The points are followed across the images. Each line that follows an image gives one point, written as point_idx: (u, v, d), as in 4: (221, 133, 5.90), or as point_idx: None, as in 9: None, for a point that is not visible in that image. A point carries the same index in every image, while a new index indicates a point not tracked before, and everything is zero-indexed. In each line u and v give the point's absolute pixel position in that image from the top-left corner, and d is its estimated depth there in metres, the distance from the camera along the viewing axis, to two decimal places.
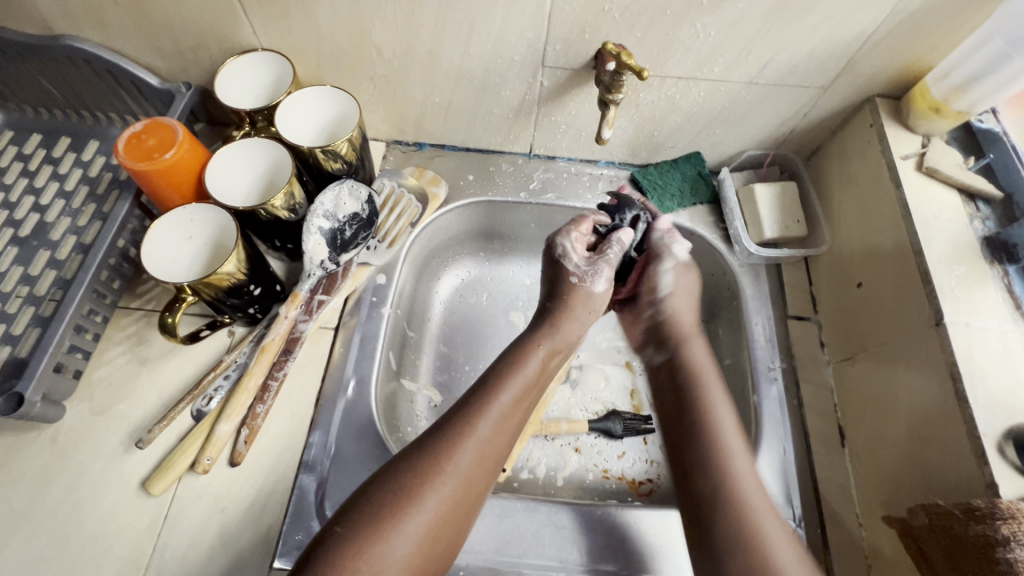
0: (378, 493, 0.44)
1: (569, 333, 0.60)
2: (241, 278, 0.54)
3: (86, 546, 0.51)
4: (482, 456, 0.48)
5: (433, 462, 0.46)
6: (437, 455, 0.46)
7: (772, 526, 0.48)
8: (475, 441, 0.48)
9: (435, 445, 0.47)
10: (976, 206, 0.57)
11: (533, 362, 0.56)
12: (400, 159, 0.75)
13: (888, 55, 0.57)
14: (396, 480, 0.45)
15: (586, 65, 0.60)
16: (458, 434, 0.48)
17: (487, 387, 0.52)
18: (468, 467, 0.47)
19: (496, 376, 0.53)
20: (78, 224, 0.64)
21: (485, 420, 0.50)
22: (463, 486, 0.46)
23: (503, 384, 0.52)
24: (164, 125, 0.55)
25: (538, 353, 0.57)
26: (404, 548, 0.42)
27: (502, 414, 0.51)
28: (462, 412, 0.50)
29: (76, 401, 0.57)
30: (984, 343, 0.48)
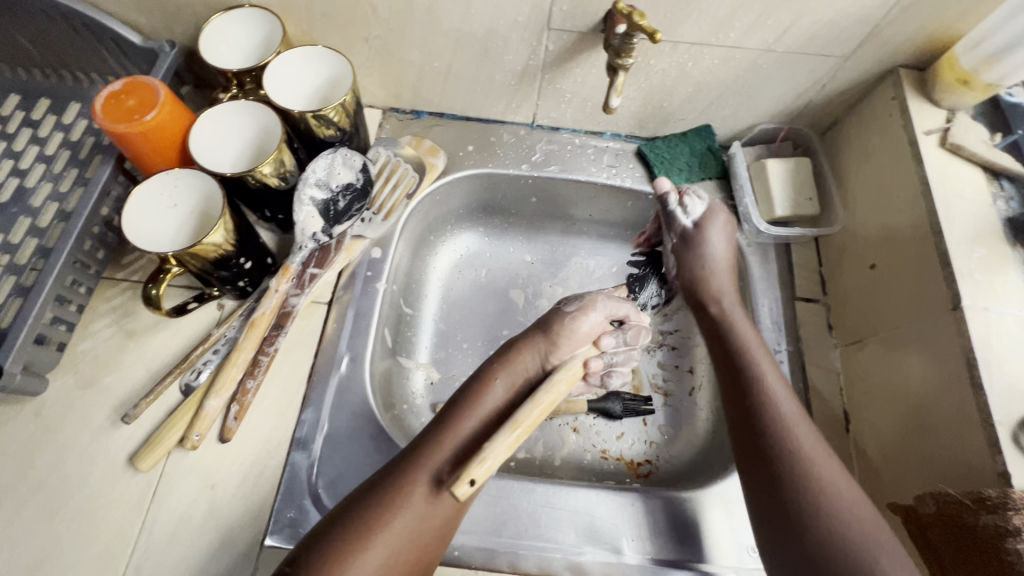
0: (327, 545, 0.43)
1: (527, 361, 0.55)
2: (229, 249, 0.52)
3: (74, 520, 0.50)
4: (439, 501, 0.47)
5: (383, 508, 0.45)
6: (390, 501, 0.45)
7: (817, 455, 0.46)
8: (430, 484, 0.47)
9: (394, 486, 0.46)
10: (1000, 185, 0.54)
11: (495, 395, 0.52)
12: (397, 127, 0.71)
13: (915, 23, 0.53)
14: (347, 527, 0.44)
15: (594, 28, 0.56)
16: (417, 472, 0.47)
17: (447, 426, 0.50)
18: (426, 504, 0.46)
19: (453, 413, 0.51)
20: (60, 190, 0.61)
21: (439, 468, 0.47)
22: (417, 530, 0.45)
23: (460, 424, 0.50)
24: (144, 85, 0.52)
25: (496, 389, 0.52)
26: None
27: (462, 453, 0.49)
28: (415, 458, 0.48)
29: (61, 373, 0.55)
30: (1003, 327, 0.46)
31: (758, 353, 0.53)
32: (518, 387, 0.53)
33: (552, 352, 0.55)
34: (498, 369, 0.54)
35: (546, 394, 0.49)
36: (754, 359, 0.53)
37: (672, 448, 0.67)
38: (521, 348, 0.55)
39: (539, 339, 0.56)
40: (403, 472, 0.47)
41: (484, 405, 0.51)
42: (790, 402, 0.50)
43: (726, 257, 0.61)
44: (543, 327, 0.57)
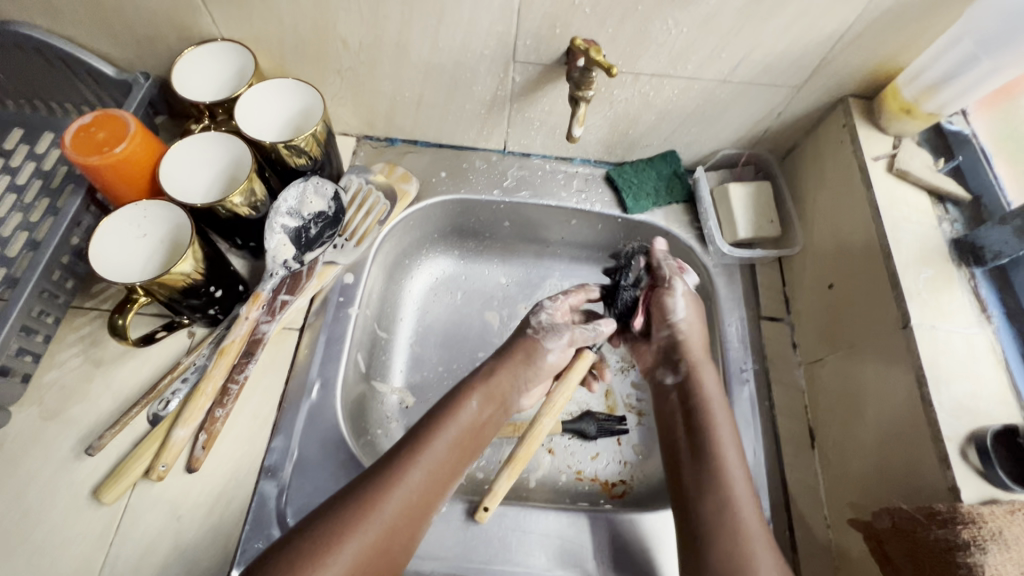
0: (304, 539, 0.43)
1: (503, 381, 0.58)
2: (198, 279, 0.52)
3: (33, 557, 0.49)
4: (410, 510, 0.47)
5: (354, 515, 0.45)
6: (360, 510, 0.45)
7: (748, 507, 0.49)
8: (406, 488, 0.48)
9: (373, 484, 0.47)
10: (945, 208, 0.57)
11: (472, 408, 0.55)
12: (371, 154, 0.73)
13: (859, 56, 0.56)
14: (314, 535, 0.43)
15: (557, 61, 0.59)
16: (394, 474, 0.48)
17: (417, 438, 0.51)
18: (398, 512, 0.46)
19: (429, 423, 0.53)
20: (30, 220, 0.61)
21: (416, 471, 0.49)
22: (387, 538, 0.45)
23: (436, 433, 0.52)
24: (115, 117, 0.52)
25: (470, 407, 0.55)
26: None
27: (433, 466, 0.50)
28: (393, 460, 0.49)
29: (25, 405, 0.54)
30: (950, 345, 0.48)
31: (718, 409, 0.55)
32: (490, 408, 0.56)
33: (528, 378, 0.59)
34: (476, 381, 0.57)
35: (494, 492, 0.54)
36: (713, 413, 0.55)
37: (645, 467, 0.67)
38: (495, 368, 0.58)
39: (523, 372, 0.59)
40: (376, 483, 0.47)
41: (460, 416, 0.54)
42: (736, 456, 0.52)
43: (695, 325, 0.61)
44: (519, 353, 0.59)
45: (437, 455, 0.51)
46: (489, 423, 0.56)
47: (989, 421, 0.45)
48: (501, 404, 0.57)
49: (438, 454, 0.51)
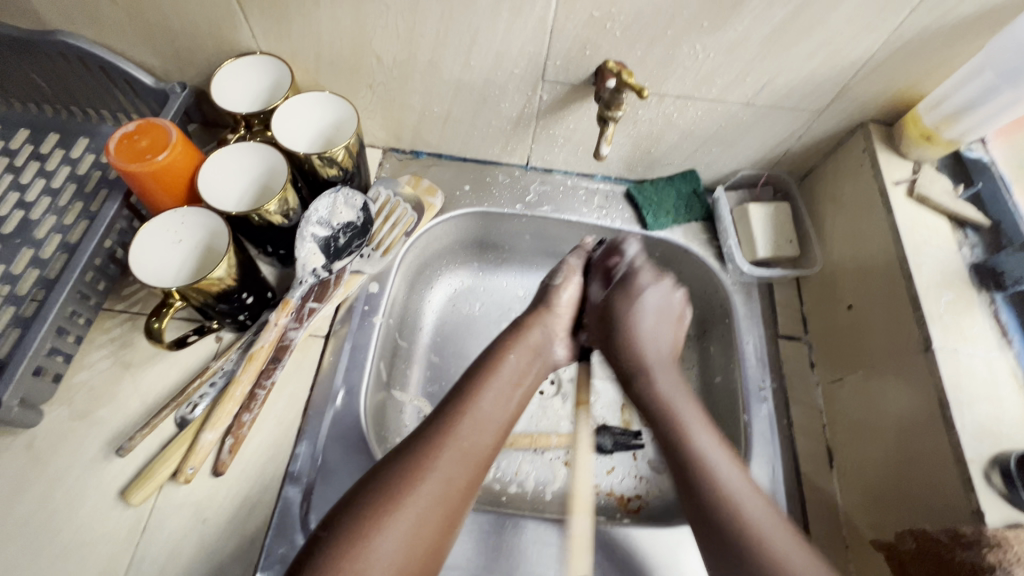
0: (363, 499, 0.44)
1: (535, 335, 0.61)
2: (230, 284, 0.53)
3: (60, 556, 0.49)
4: (462, 464, 0.48)
5: (411, 470, 0.46)
6: (413, 466, 0.46)
7: (752, 504, 0.47)
8: (455, 448, 0.48)
9: (423, 442, 0.48)
10: (965, 233, 0.58)
11: (510, 363, 0.57)
12: (396, 166, 0.74)
13: (880, 84, 0.58)
14: (379, 490, 0.45)
15: (586, 81, 0.60)
16: (444, 432, 0.49)
17: (464, 398, 0.52)
18: (451, 465, 0.47)
19: (472, 380, 0.54)
20: (64, 223, 0.63)
21: (463, 428, 0.50)
22: (445, 491, 0.46)
23: (481, 390, 0.53)
24: (157, 126, 0.54)
25: (509, 360, 0.57)
26: (389, 549, 0.42)
27: (479, 422, 0.51)
28: (439, 420, 0.50)
29: (55, 404, 0.55)
30: (972, 369, 0.49)
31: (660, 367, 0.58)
32: (525, 370, 0.58)
33: (555, 326, 0.63)
34: (512, 341, 0.59)
35: (578, 534, 0.54)
36: (676, 410, 0.54)
37: (661, 483, 0.67)
38: (527, 325, 0.61)
39: (538, 331, 0.61)
40: (429, 441, 0.48)
41: (499, 369, 0.56)
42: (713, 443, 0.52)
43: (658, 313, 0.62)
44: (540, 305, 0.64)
45: (485, 411, 0.52)
46: (530, 373, 0.58)
47: (1012, 444, 0.45)
48: (536, 358, 0.60)
49: (485, 409, 0.52)
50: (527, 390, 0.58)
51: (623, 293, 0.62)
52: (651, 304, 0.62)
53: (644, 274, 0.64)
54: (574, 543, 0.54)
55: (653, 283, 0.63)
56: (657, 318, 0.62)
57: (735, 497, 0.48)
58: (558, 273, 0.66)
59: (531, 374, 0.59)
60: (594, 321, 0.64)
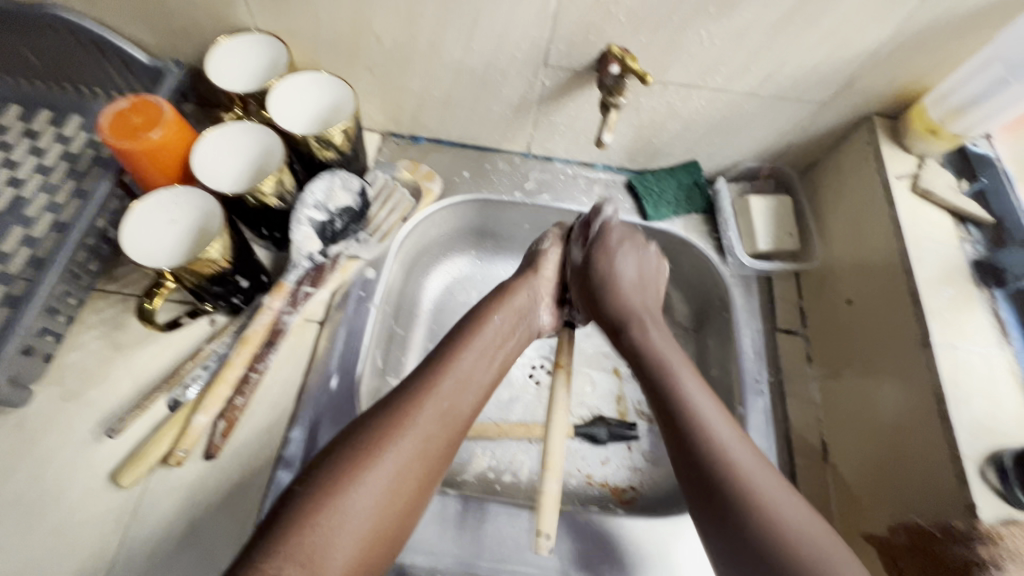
0: (340, 453, 0.43)
1: (519, 299, 0.60)
2: (225, 266, 0.52)
3: (49, 536, 0.49)
4: (440, 425, 0.47)
5: (387, 427, 0.45)
6: (389, 423, 0.45)
7: (749, 460, 0.46)
8: (435, 404, 0.48)
9: (404, 398, 0.48)
10: (967, 229, 0.57)
11: (495, 323, 0.56)
12: (395, 151, 0.73)
13: (887, 76, 0.57)
14: (356, 442, 0.44)
15: (588, 67, 0.59)
16: (425, 388, 0.49)
17: (443, 358, 0.52)
18: (430, 422, 0.47)
19: (456, 338, 0.54)
20: (56, 202, 0.62)
21: (445, 386, 0.49)
22: (422, 448, 0.45)
23: (464, 347, 0.53)
24: (151, 104, 0.53)
25: (493, 322, 0.56)
26: (364, 502, 0.41)
27: (461, 381, 0.51)
28: (420, 377, 0.50)
29: (45, 385, 0.54)
30: (970, 365, 0.49)
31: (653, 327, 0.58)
32: (508, 331, 0.57)
33: (539, 288, 0.62)
34: (498, 300, 0.59)
35: (547, 494, 0.51)
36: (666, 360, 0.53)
37: (655, 475, 0.67)
38: (514, 287, 0.60)
39: (524, 292, 0.60)
40: (411, 395, 0.48)
41: (485, 328, 0.55)
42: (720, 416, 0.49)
43: (638, 278, 0.62)
44: (528, 268, 0.63)
45: (466, 369, 0.52)
46: (511, 339, 0.57)
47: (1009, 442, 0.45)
48: (522, 321, 0.60)
49: (466, 364, 0.52)
50: (509, 355, 0.57)
51: (601, 250, 0.62)
52: (630, 263, 0.62)
53: (618, 232, 0.63)
54: (543, 501, 0.51)
55: (629, 239, 0.64)
56: (637, 270, 0.62)
57: (732, 454, 0.46)
58: (545, 238, 0.66)
59: (516, 335, 0.58)
60: (574, 283, 0.64)
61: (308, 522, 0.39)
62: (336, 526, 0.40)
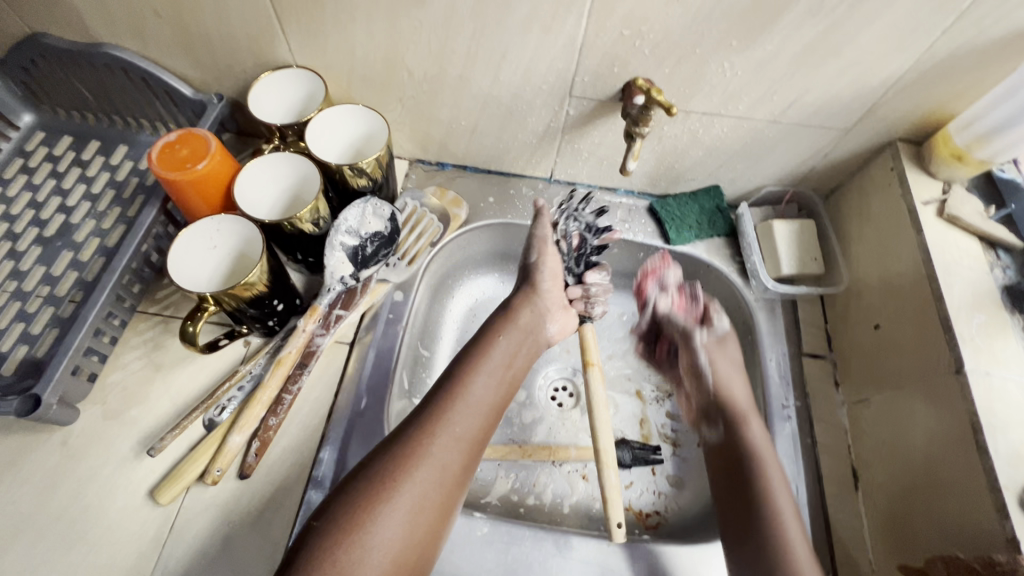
0: (357, 486, 0.45)
1: (523, 319, 0.61)
2: (262, 290, 0.54)
3: (90, 552, 0.50)
4: (454, 449, 0.49)
5: (403, 457, 0.47)
6: (405, 453, 0.47)
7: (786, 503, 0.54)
8: (447, 433, 0.50)
9: (416, 428, 0.49)
10: (996, 254, 0.57)
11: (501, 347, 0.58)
12: (422, 177, 0.76)
13: (911, 103, 0.58)
14: (372, 477, 0.46)
15: (613, 97, 0.61)
16: (437, 416, 0.50)
17: (453, 383, 0.53)
18: (444, 451, 0.48)
19: (466, 364, 0.56)
20: (103, 227, 0.66)
21: (457, 413, 0.51)
22: (439, 475, 0.47)
23: (472, 372, 0.55)
24: (198, 136, 0.55)
25: (499, 343, 0.58)
26: (385, 536, 0.43)
27: (470, 406, 0.52)
28: (432, 406, 0.51)
29: (89, 403, 0.57)
30: (1005, 393, 0.48)
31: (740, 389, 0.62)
32: (516, 350, 0.59)
33: (541, 303, 0.64)
34: (503, 326, 0.61)
35: (608, 487, 0.55)
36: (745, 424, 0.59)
37: (680, 500, 0.67)
38: (516, 308, 0.63)
39: (527, 314, 0.62)
40: (422, 424, 0.49)
41: (491, 353, 0.57)
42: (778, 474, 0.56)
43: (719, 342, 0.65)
44: (528, 287, 0.64)
45: (475, 394, 0.53)
46: (519, 358, 0.59)
47: None
48: (528, 338, 0.61)
49: (476, 392, 0.53)
50: (516, 373, 0.59)
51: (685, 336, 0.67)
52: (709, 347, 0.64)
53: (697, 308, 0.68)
54: (608, 496, 0.55)
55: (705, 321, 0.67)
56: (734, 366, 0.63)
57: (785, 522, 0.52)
58: (532, 249, 0.66)
59: (522, 355, 0.60)
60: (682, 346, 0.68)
61: (331, 559, 0.41)
62: (359, 561, 0.42)
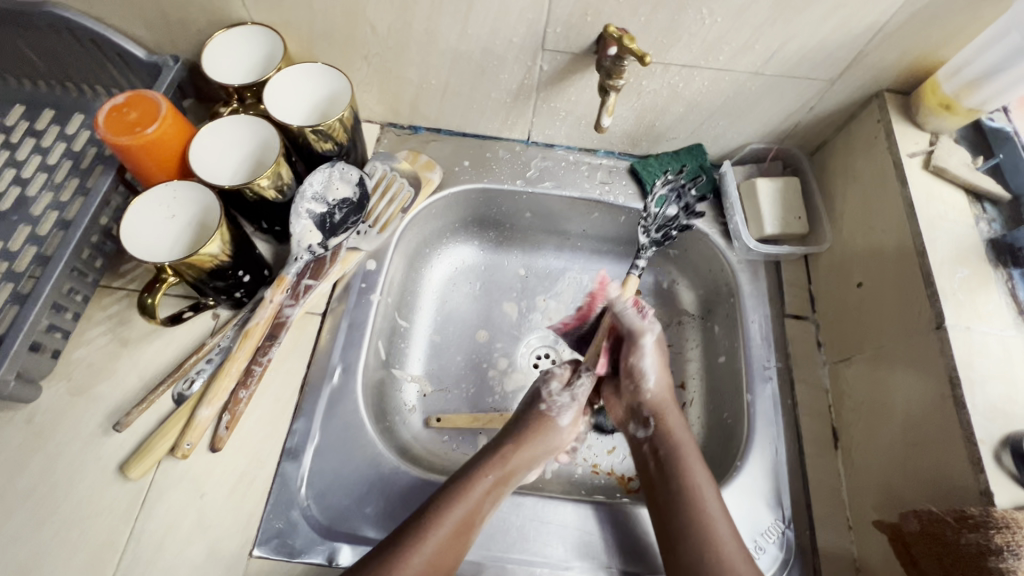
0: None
1: (533, 439, 0.56)
2: (224, 261, 0.52)
3: (61, 527, 0.50)
4: (449, 543, 0.48)
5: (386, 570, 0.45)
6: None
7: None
8: (442, 526, 0.48)
9: (416, 521, 0.48)
10: (982, 207, 0.55)
11: (505, 461, 0.54)
12: (395, 142, 0.73)
13: (898, 50, 0.55)
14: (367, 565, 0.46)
15: (587, 49, 0.58)
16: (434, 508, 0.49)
17: (459, 482, 0.52)
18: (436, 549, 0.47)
19: (474, 462, 0.54)
20: (61, 199, 0.63)
21: (457, 510, 0.50)
22: None
23: (482, 471, 0.53)
24: (147, 98, 0.52)
25: (513, 452, 0.55)
26: None
27: (471, 508, 0.51)
28: (438, 499, 0.50)
29: (54, 380, 0.55)
30: (986, 347, 0.47)
31: (671, 408, 0.59)
32: (510, 475, 0.54)
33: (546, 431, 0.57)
34: (518, 436, 0.56)
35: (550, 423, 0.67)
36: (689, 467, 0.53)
37: None
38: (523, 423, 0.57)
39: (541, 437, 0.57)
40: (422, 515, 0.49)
41: (499, 463, 0.54)
42: (721, 509, 0.51)
43: (666, 391, 0.59)
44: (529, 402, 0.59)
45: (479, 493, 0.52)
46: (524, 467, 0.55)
47: None
48: (538, 453, 0.57)
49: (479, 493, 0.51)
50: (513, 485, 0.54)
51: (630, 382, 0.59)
52: (654, 365, 0.59)
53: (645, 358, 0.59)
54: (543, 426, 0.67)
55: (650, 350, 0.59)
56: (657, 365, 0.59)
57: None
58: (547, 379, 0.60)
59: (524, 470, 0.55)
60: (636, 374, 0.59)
61: None
62: None
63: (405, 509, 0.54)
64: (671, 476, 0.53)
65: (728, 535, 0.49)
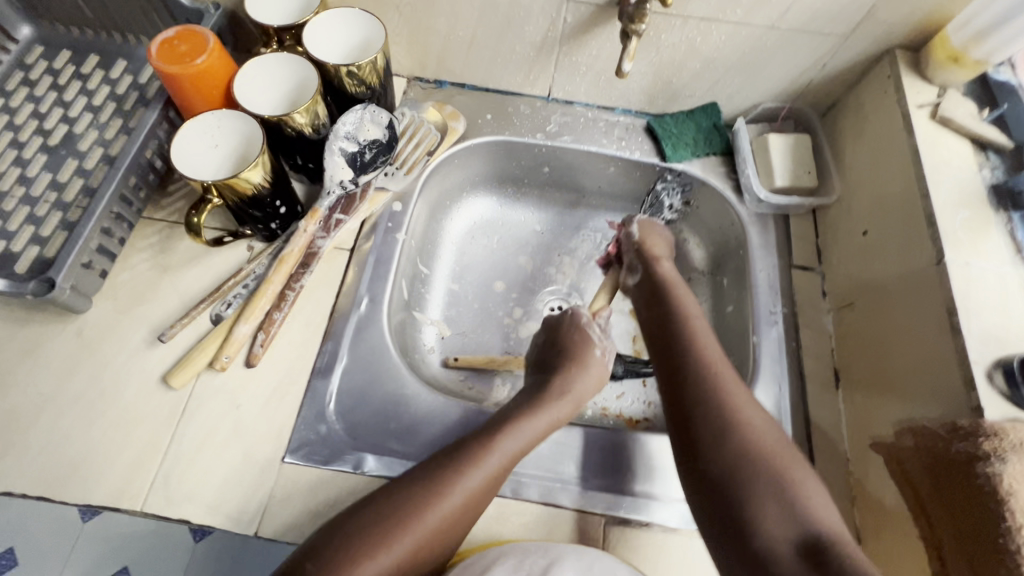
0: (353, 529, 0.43)
1: (566, 398, 0.56)
2: (264, 190, 0.56)
3: (107, 429, 0.53)
4: (462, 510, 0.46)
5: (387, 531, 0.43)
6: (373, 532, 0.43)
7: (756, 409, 0.48)
8: (458, 494, 0.46)
9: (429, 481, 0.46)
10: (986, 155, 0.58)
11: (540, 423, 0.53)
12: (421, 95, 0.76)
13: (910, 5, 0.57)
14: (371, 520, 0.43)
15: (610, 0, 0.60)
16: (455, 469, 0.47)
17: (484, 442, 0.49)
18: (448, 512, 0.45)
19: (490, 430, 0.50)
20: (106, 137, 0.67)
21: (473, 476, 0.47)
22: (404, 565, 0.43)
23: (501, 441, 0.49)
24: (197, 34, 0.56)
25: (541, 417, 0.53)
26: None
27: (490, 478, 0.48)
28: (449, 462, 0.47)
29: (101, 298, 0.59)
30: (984, 281, 0.50)
31: (681, 289, 0.61)
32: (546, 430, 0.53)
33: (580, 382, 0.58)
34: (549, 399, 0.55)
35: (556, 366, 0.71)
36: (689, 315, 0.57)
37: None
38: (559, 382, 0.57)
39: (587, 379, 0.59)
40: (431, 473, 0.46)
41: (530, 427, 0.52)
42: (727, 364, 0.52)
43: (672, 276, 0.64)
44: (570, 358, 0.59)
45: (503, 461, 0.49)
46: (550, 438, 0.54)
47: (1017, 350, 0.46)
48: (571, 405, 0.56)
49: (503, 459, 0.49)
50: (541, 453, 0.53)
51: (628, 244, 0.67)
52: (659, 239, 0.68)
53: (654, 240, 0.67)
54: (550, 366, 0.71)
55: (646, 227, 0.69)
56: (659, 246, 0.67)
57: (748, 417, 0.47)
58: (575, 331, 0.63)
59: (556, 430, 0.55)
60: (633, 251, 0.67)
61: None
62: None
63: (425, 428, 0.57)
64: (680, 340, 0.55)
65: (754, 409, 0.48)
